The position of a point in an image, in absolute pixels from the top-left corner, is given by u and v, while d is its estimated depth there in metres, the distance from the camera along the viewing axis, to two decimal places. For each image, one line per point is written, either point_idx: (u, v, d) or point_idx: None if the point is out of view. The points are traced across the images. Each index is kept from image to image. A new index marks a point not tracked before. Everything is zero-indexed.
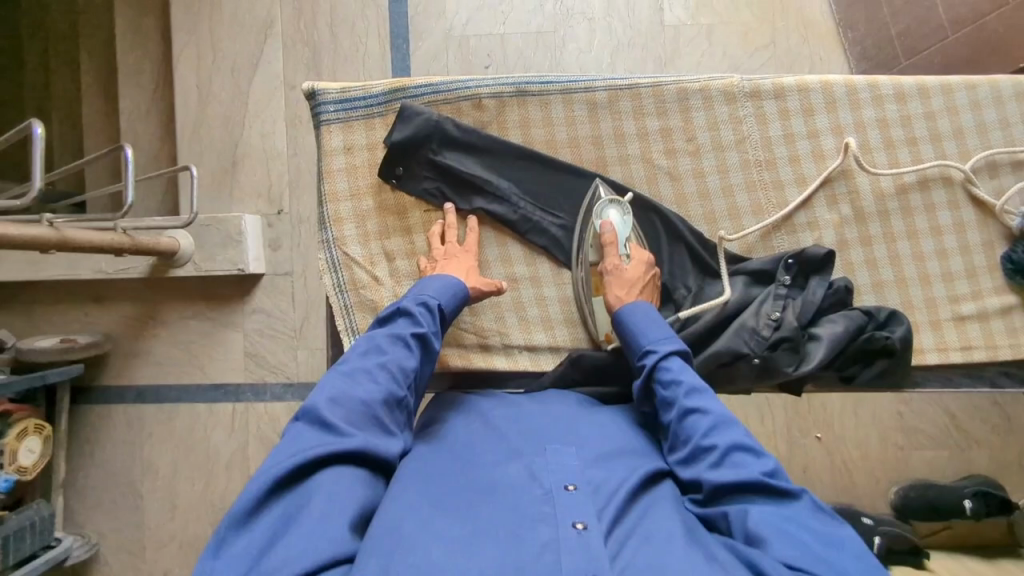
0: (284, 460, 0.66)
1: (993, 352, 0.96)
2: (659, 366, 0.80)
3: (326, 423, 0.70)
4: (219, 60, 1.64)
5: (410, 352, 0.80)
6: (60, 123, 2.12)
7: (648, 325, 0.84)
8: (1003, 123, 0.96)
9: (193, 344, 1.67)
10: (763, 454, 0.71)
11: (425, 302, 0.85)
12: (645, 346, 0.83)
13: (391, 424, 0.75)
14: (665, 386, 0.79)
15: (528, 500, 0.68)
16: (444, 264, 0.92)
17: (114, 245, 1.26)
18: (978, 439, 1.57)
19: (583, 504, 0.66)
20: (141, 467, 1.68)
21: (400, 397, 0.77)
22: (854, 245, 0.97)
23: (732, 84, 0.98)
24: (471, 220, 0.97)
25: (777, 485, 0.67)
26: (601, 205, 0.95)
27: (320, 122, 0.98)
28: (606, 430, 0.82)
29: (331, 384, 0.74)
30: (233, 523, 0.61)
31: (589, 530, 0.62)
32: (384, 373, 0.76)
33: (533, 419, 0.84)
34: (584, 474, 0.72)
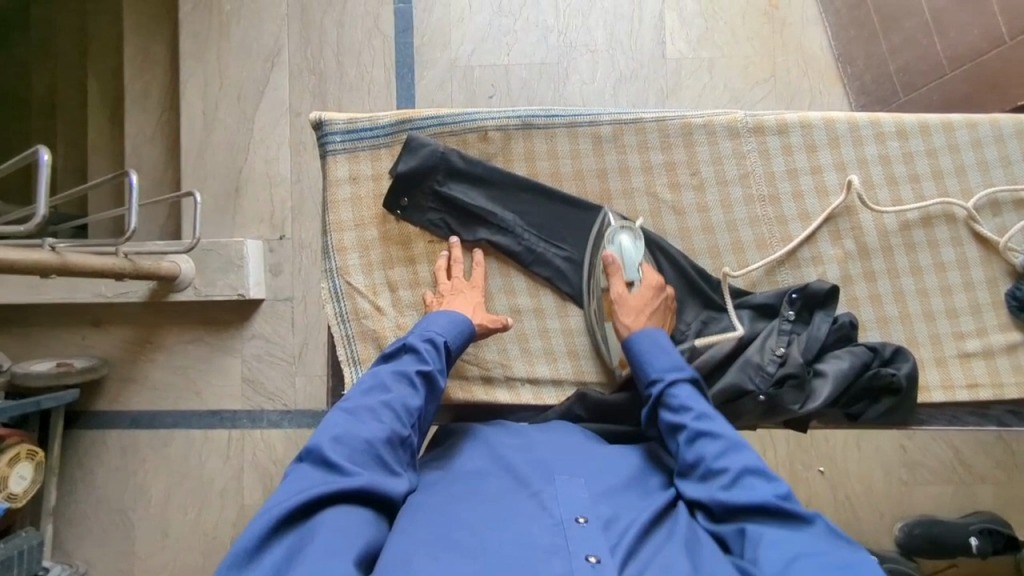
0: (292, 495, 0.66)
1: (999, 391, 0.96)
2: (665, 394, 0.81)
3: (329, 463, 0.69)
4: (227, 88, 1.66)
5: (415, 390, 0.80)
6: (66, 145, 2.13)
7: (653, 354, 0.84)
8: (1005, 162, 0.97)
9: (191, 369, 1.66)
10: (775, 477, 0.72)
11: (430, 339, 0.84)
12: (652, 374, 0.83)
13: (395, 464, 0.74)
14: (673, 412, 0.79)
15: (539, 530, 0.67)
16: (451, 299, 0.92)
17: (115, 269, 1.25)
18: (982, 475, 1.55)
19: (596, 537, 0.66)
20: (133, 495, 1.66)
21: (404, 436, 0.76)
22: (858, 281, 0.97)
23: (735, 119, 0.99)
24: (477, 254, 0.97)
25: (788, 508, 0.68)
26: (611, 231, 0.95)
27: (326, 152, 0.99)
28: (615, 465, 0.82)
29: (335, 422, 0.74)
30: (239, 558, 0.60)
31: (603, 564, 0.62)
32: (388, 412, 0.76)
33: (542, 450, 0.83)
34: (594, 507, 0.72)
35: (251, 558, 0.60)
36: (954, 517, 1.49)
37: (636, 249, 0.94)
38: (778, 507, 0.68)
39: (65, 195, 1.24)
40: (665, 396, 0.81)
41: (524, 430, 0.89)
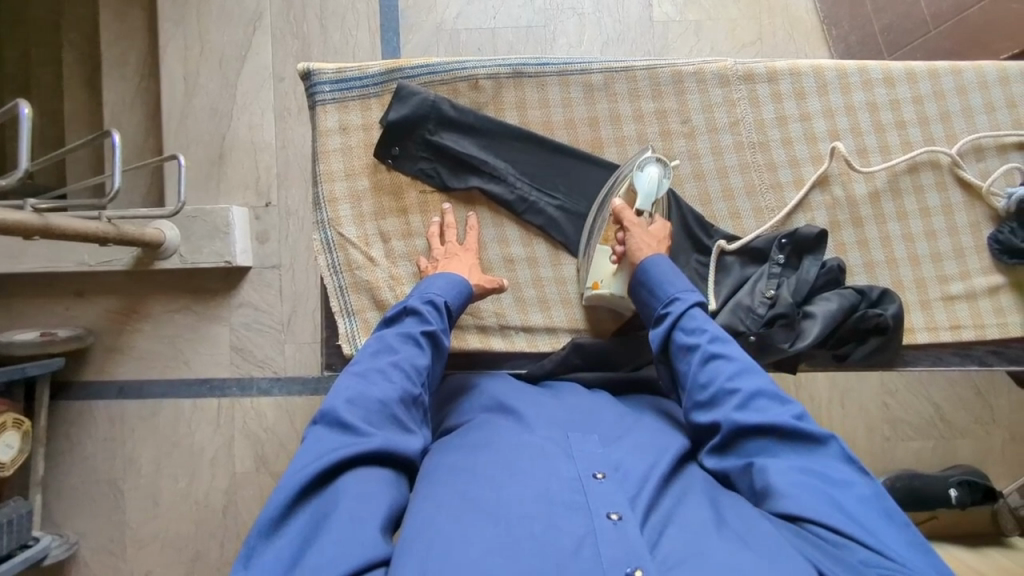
0: (312, 461, 0.66)
1: (981, 332, 0.98)
2: (682, 315, 0.82)
3: (345, 425, 0.70)
4: (208, 52, 1.63)
5: (421, 349, 0.80)
6: (41, 116, 2.09)
7: (668, 276, 0.85)
8: (989, 108, 0.99)
9: (178, 338, 1.64)
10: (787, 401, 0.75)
11: (431, 301, 0.85)
12: (669, 295, 0.85)
13: (410, 422, 0.75)
14: (687, 333, 0.81)
15: (559, 486, 0.68)
16: (445, 262, 0.92)
17: (99, 232, 1.23)
18: (962, 429, 1.60)
19: (615, 493, 0.67)
20: (122, 465, 1.64)
21: (415, 395, 0.76)
22: (845, 226, 0.99)
23: (725, 67, 0.99)
24: (471, 219, 0.97)
25: (803, 430, 0.72)
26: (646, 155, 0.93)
27: (316, 102, 0.98)
28: (625, 421, 0.83)
29: (347, 385, 0.75)
30: (262, 533, 0.62)
31: (625, 520, 0.63)
32: (398, 372, 0.76)
33: (553, 406, 0.85)
34: (611, 461, 0.73)
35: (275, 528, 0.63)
36: (934, 470, 1.53)
37: (658, 184, 0.92)
38: (791, 427, 0.72)
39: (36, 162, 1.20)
40: (681, 317, 0.82)
41: (532, 389, 0.90)
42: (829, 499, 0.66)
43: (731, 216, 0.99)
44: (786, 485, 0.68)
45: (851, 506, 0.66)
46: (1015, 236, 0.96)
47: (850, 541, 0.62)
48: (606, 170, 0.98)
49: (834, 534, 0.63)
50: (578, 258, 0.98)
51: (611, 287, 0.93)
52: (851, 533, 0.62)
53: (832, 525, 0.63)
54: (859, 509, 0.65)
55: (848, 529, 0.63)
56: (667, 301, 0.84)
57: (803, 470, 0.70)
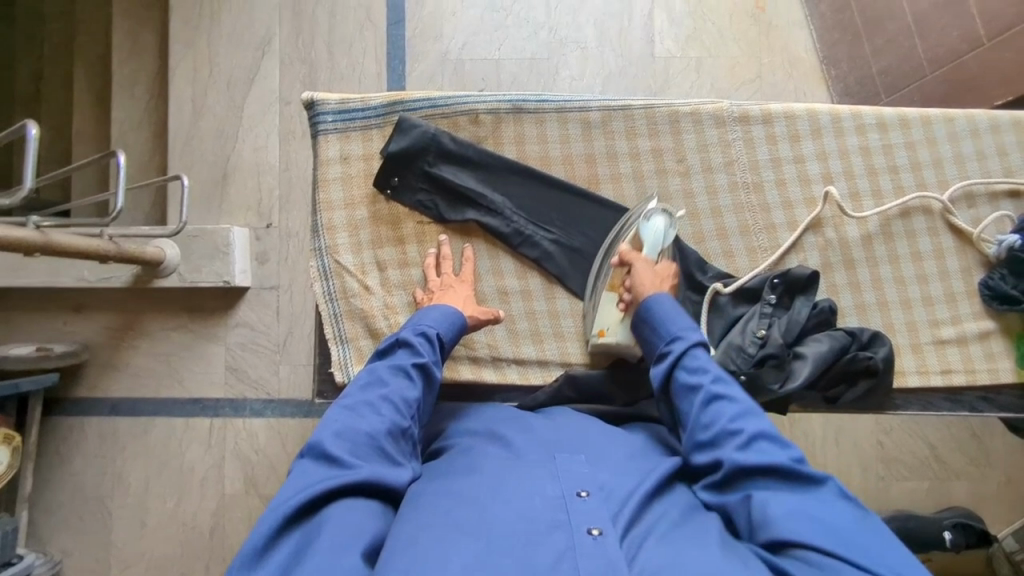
0: (298, 492, 0.67)
1: (972, 377, 0.99)
2: (686, 354, 0.82)
3: (330, 457, 0.70)
4: (217, 75, 1.66)
5: (412, 382, 0.81)
6: (50, 132, 2.12)
7: (673, 314, 0.86)
8: (980, 156, 1.00)
9: (173, 356, 1.65)
10: (787, 444, 0.75)
11: (424, 333, 0.86)
12: (671, 333, 0.85)
13: (397, 455, 0.75)
14: (689, 373, 0.81)
15: (542, 504, 0.68)
16: (441, 294, 0.93)
17: (99, 250, 1.24)
18: (957, 471, 1.59)
19: (598, 509, 0.67)
20: (111, 483, 1.63)
21: (404, 427, 0.77)
22: (838, 269, 1.00)
23: (721, 108, 1.01)
24: (467, 251, 0.98)
25: (804, 472, 0.71)
26: (653, 206, 0.95)
27: (318, 131, 0.99)
28: (614, 439, 0.84)
29: (336, 418, 0.75)
30: (247, 560, 0.62)
31: (605, 536, 0.64)
32: (387, 405, 0.77)
33: (543, 429, 0.85)
34: (596, 479, 0.73)
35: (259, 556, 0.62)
36: (929, 513, 1.52)
37: (665, 234, 0.95)
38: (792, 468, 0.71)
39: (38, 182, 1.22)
40: (685, 355, 0.82)
41: (524, 414, 0.90)
42: (823, 526, 0.65)
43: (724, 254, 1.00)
44: (779, 513, 0.67)
45: (843, 533, 0.64)
46: (1005, 283, 0.97)
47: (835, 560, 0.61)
48: (601, 206, 0.99)
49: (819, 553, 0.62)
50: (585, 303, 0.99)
51: (617, 333, 0.94)
52: (838, 555, 0.62)
53: (823, 548, 0.62)
54: (850, 536, 0.64)
55: (840, 552, 0.62)
56: (670, 338, 0.84)
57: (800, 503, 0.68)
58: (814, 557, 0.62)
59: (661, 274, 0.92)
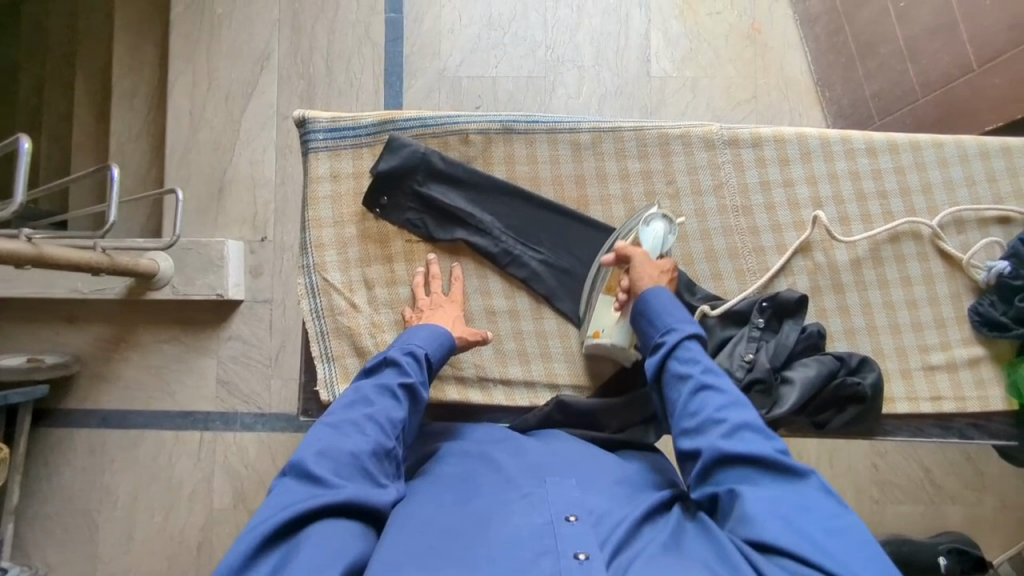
0: (278, 511, 0.66)
1: (961, 404, 0.98)
2: (677, 343, 0.82)
3: (312, 476, 0.70)
4: (215, 90, 1.67)
5: (399, 402, 0.80)
6: (50, 142, 2.13)
7: (667, 303, 0.85)
8: (970, 182, 1.00)
9: (165, 369, 1.64)
10: (772, 436, 0.74)
11: (412, 351, 0.85)
12: (666, 324, 0.84)
13: (381, 476, 0.74)
14: (681, 362, 0.81)
15: (528, 530, 0.66)
16: (431, 313, 0.93)
17: (92, 262, 1.24)
18: (951, 495, 1.58)
19: (585, 534, 0.66)
20: (99, 496, 1.62)
21: (388, 448, 0.76)
22: (827, 293, 0.99)
23: (711, 131, 1.01)
24: (456, 270, 0.98)
25: (785, 463, 0.71)
26: (654, 211, 0.95)
27: (308, 149, 1.00)
28: (605, 467, 0.83)
29: (319, 437, 0.75)
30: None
31: (591, 561, 0.62)
32: (373, 425, 0.76)
33: (532, 453, 0.84)
34: (585, 504, 0.72)
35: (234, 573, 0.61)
36: (923, 538, 1.50)
37: (667, 238, 0.94)
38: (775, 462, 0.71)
39: (31, 194, 1.22)
40: (676, 345, 0.82)
41: (513, 434, 0.90)
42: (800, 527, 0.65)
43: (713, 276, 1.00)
44: (757, 511, 0.66)
45: (818, 536, 0.64)
46: (995, 309, 0.97)
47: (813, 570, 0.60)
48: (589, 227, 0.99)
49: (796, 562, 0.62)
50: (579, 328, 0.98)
51: (612, 336, 0.93)
52: (808, 558, 0.61)
53: (799, 556, 0.62)
54: (827, 537, 0.64)
55: (813, 558, 0.61)
56: (664, 329, 0.84)
57: (778, 498, 0.68)
58: (787, 566, 0.62)
59: (664, 271, 0.91)
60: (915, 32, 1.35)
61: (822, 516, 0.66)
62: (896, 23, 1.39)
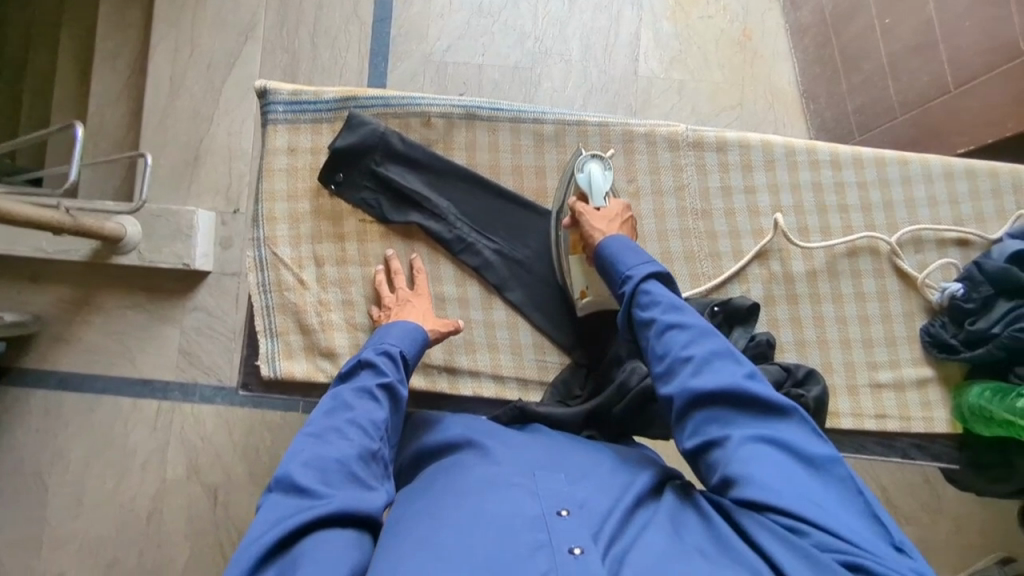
0: (268, 529, 0.65)
1: (906, 424, 0.98)
2: (643, 287, 0.82)
3: (300, 488, 0.68)
4: (197, 57, 1.64)
5: (379, 404, 0.79)
6: (32, 99, 2.11)
7: (626, 248, 0.85)
8: (932, 201, 1.00)
9: (127, 334, 1.61)
10: (742, 361, 0.76)
11: (386, 351, 0.84)
12: (623, 271, 0.85)
13: (370, 478, 0.73)
14: (643, 308, 0.81)
15: (521, 522, 0.65)
16: (398, 309, 0.91)
17: (53, 223, 1.21)
18: (905, 514, 1.57)
19: (578, 528, 0.65)
20: (51, 459, 1.60)
21: (374, 450, 0.75)
22: (780, 302, 0.99)
23: (676, 132, 1.00)
24: (416, 263, 0.96)
25: (758, 394, 0.72)
26: (581, 157, 0.95)
27: (267, 120, 0.98)
28: (593, 455, 0.82)
29: (302, 448, 0.73)
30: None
31: (586, 555, 0.61)
32: (354, 429, 0.75)
33: (521, 444, 0.83)
34: (575, 498, 0.72)
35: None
36: None
37: (605, 178, 0.94)
38: (747, 394, 0.72)
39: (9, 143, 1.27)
40: (642, 288, 0.82)
41: (500, 429, 0.87)
42: (789, 477, 0.66)
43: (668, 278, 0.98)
44: (744, 467, 0.68)
45: (805, 487, 0.66)
46: (945, 331, 0.96)
47: (809, 526, 0.62)
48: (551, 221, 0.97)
49: (796, 519, 0.63)
50: (527, 314, 0.98)
51: (596, 289, 0.94)
52: (811, 518, 0.63)
53: (794, 513, 0.64)
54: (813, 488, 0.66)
55: (811, 516, 0.63)
56: (622, 279, 0.84)
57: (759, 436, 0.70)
58: (778, 521, 0.64)
59: (603, 214, 0.91)
60: (897, 49, 1.34)
61: (804, 461, 0.68)
62: (879, 38, 1.38)
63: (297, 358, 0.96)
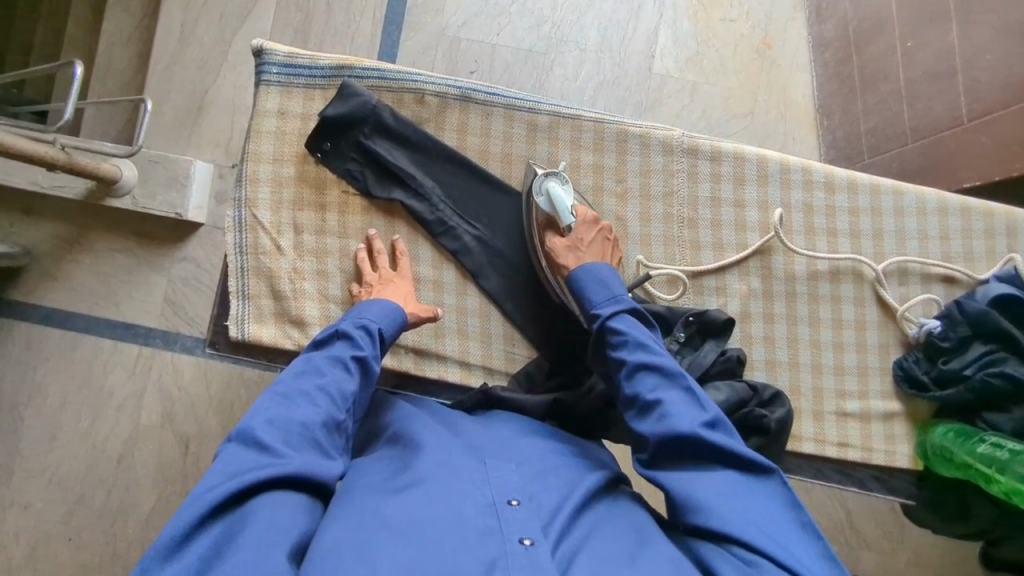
0: (222, 479, 0.63)
1: (867, 455, 0.97)
2: (610, 324, 0.82)
3: (261, 445, 0.68)
4: (210, 4, 1.56)
5: (350, 375, 0.79)
6: (46, 32, 2.09)
7: (598, 281, 0.86)
8: (922, 235, 0.99)
9: (112, 279, 1.48)
10: (709, 406, 0.75)
11: (365, 327, 0.84)
12: (593, 308, 0.85)
13: (331, 448, 0.73)
14: (614, 347, 0.81)
15: (471, 510, 0.66)
16: (380, 288, 0.90)
17: (46, 158, 1.14)
18: (867, 540, 1.52)
19: (528, 519, 0.65)
20: (28, 393, 1.45)
21: (340, 420, 0.75)
22: (756, 320, 0.98)
23: (671, 137, 0.99)
24: (398, 245, 0.95)
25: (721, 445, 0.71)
26: (537, 181, 0.93)
27: (260, 81, 0.97)
28: (543, 449, 0.82)
29: (268, 406, 0.73)
30: (159, 554, 0.57)
31: (537, 546, 0.61)
32: (323, 396, 0.75)
33: (477, 433, 0.83)
34: (526, 490, 0.72)
35: (176, 547, 0.57)
36: None
37: (567, 192, 0.93)
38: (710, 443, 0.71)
39: (16, 75, 1.27)
40: (611, 326, 0.82)
41: (458, 418, 0.88)
42: (750, 517, 0.66)
43: (643, 262, 0.98)
44: (704, 498, 0.68)
45: (764, 524, 0.65)
46: (918, 367, 0.95)
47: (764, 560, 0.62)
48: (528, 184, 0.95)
49: (752, 553, 0.63)
50: (499, 306, 0.97)
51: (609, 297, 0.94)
52: (766, 551, 0.63)
53: (750, 543, 0.63)
54: (772, 525, 0.66)
55: (766, 549, 0.63)
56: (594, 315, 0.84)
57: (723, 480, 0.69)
58: (739, 554, 0.63)
59: (568, 243, 0.91)
60: (916, 73, 1.30)
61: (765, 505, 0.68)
62: (899, 61, 1.34)
63: (266, 323, 0.95)
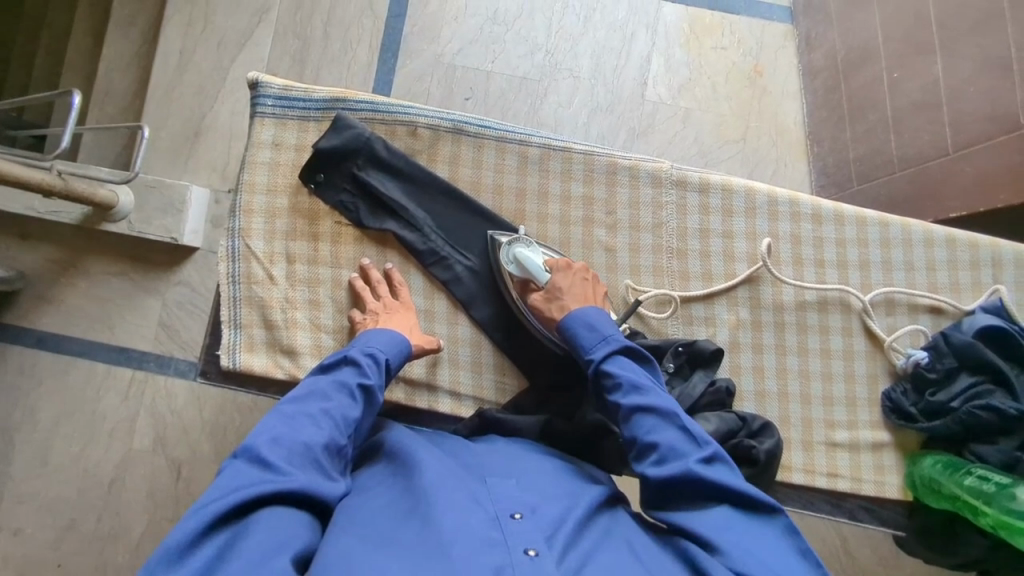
0: (228, 493, 0.64)
1: (856, 485, 0.97)
2: (605, 366, 0.81)
3: (264, 462, 0.68)
4: (210, 32, 1.58)
5: (354, 402, 0.79)
6: (46, 57, 2.11)
7: (588, 324, 0.85)
8: (908, 266, 1.00)
9: (108, 303, 1.48)
10: (706, 443, 0.75)
11: (372, 354, 0.84)
12: (587, 350, 0.84)
13: (332, 470, 0.72)
14: (611, 389, 0.81)
15: (478, 522, 0.65)
16: (386, 318, 0.91)
17: (44, 185, 1.14)
18: (864, 568, 1.49)
19: (531, 531, 0.65)
20: (20, 416, 1.45)
21: (341, 445, 0.75)
22: (744, 349, 0.99)
23: (661, 169, 1.01)
24: (397, 275, 0.96)
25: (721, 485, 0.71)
26: (503, 250, 0.95)
27: (256, 112, 0.98)
28: (546, 467, 0.81)
29: (273, 425, 0.73)
30: (163, 560, 0.57)
31: (542, 556, 0.61)
32: (327, 419, 0.75)
33: (481, 454, 0.83)
34: (528, 502, 0.72)
35: (180, 555, 0.58)
36: None
37: (535, 252, 0.95)
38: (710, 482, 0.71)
39: (14, 102, 1.27)
40: (605, 367, 0.82)
41: (463, 441, 0.87)
42: (751, 550, 0.66)
43: (633, 288, 0.99)
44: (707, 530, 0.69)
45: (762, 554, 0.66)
46: (906, 398, 0.95)
47: None
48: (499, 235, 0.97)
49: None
50: (490, 335, 0.98)
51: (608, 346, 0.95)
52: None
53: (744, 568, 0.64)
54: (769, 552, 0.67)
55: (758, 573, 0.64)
56: (590, 356, 0.84)
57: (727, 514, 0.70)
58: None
59: (546, 295, 0.92)
60: (903, 104, 1.32)
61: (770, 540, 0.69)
62: (886, 91, 1.37)
63: (258, 352, 0.96)
